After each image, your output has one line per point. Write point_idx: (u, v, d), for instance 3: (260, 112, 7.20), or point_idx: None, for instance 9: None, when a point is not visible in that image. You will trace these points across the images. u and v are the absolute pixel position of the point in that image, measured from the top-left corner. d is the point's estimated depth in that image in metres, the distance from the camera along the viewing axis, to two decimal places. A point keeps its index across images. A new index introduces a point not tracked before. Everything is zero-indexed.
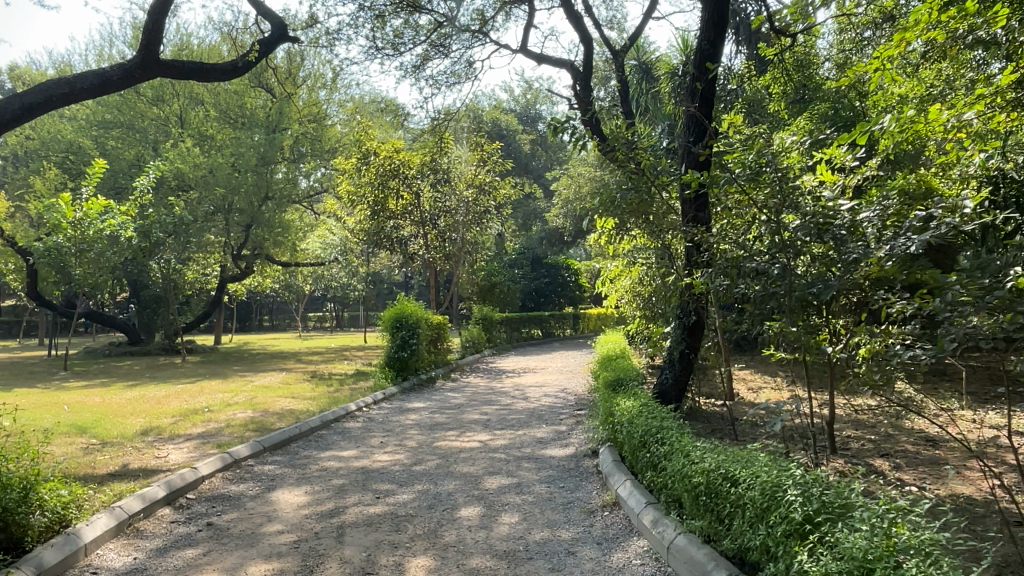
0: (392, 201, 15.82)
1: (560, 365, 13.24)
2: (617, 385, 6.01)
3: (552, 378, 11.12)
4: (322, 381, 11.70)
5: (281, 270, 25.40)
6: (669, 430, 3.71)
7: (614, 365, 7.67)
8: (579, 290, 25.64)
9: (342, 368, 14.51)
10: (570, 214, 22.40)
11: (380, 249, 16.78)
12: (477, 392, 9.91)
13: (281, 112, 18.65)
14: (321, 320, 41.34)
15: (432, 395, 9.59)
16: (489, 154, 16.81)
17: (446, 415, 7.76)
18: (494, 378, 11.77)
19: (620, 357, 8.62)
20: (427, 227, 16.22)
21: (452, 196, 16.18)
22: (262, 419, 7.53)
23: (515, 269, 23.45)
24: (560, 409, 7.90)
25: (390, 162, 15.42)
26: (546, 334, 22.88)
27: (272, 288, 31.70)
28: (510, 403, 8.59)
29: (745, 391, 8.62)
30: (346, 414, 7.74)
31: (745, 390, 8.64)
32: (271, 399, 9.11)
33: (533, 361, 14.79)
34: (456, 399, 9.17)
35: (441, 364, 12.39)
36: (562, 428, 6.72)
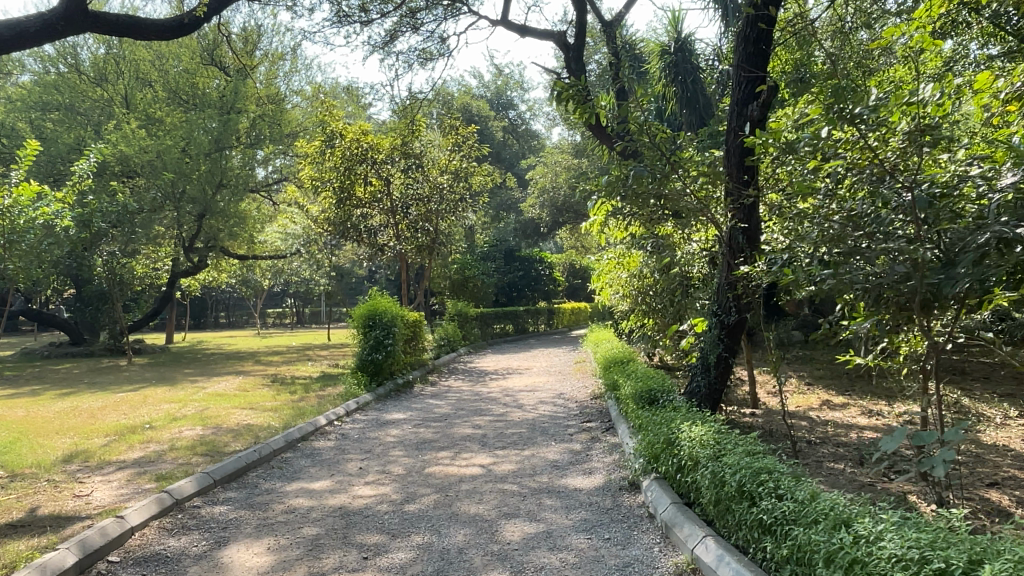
0: (359, 187, 14.50)
1: (547, 366, 12.20)
2: (650, 399, 4.99)
3: (543, 382, 10.08)
4: (286, 387, 10.49)
5: (237, 264, 23.92)
6: (785, 477, 2.66)
7: (625, 368, 6.66)
8: (553, 284, 24.68)
9: (306, 370, 13.27)
10: (546, 206, 21.37)
11: (345, 241, 15.52)
12: (462, 398, 8.83)
13: (236, 92, 17.24)
14: (281, 316, 39.78)
15: (412, 403, 8.48)
16: (465, 138, 15.67)
17: (433, 430, 6.67)
18: (477, 381, 10.71)
19: (627, 357, 7.61)
20: (398, 217, 14.99)
21: (424, 183, 14.98)
22: (214, 439, 6.32)
23: (488, 263, 22.35)
24: (565, 420, 6.85)
25: (357, 145, 14.15)
26: (520, 331, 21.85)
27: (229, 284, 30.09)
28: (504, 412, 7.52)
29: (766, 396, 7.68)
30: (315, 431, 6.59)
31: (767, 395, 7.71)
32: (226, 411, 7.88)
33: (514, 361, 13.76)
34: (440, 408, 8.06)
35: (417, 367, 11.27)
36: (576, 446, 5.68)
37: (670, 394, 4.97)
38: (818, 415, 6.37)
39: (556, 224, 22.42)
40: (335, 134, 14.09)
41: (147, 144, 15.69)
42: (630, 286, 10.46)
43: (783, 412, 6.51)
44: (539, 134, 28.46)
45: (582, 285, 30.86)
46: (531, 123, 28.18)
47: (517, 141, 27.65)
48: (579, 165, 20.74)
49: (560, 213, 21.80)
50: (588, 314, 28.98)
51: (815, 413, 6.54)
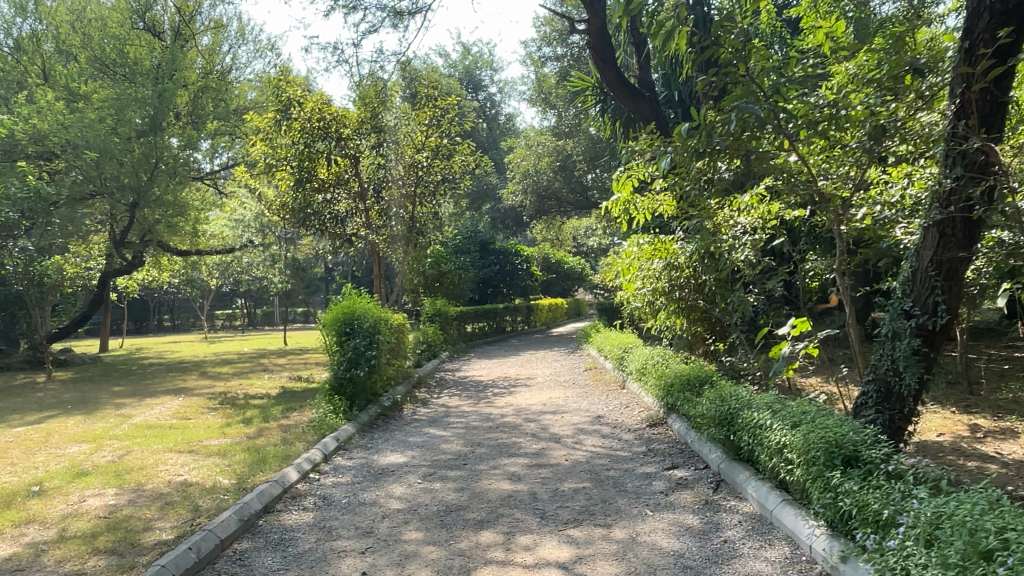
0: (322, 167, 12.40)
1: (555, 375, 10.26)
2: (849, 457, 3.06)
3: (565, 398, 8.10)
4: (238, 412, 8.33)
5: (180, 260, 21.44)
6: None
7: (725, 390, 4.75)
8: (531, 279, 22.86)
9: (263, 386, 11.09)
10: (527, 193, 19.40)
11: (304, 233, 13.34)
12: (472, 424, 6.85)
13: (174, 60, 14.81)
14: (232, 318, 37.15)
15: (409, 435, 6.45)
16: (445, 110, 13.31)
17: (456, 486, 4.65)
18: (478, 396, 8.73)
19: (703, 373, 5.74)
20: (367, 202, 12.85)
21: (399, 162, 12.90)
22: (131, 518, 4.17)
23: (462, 256, 20.38)
24: (637, 465, 4.89)
25: (318, 118, 12.04)
26: (499, 330, 19.96)
27: (172, 282, 27.40)
28: (541, 450, 5.55)
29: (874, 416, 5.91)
30: (281, 496, 4.51)
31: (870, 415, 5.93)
32: (156, 459, 5.72)
33: (512, 367, 11.85)
34: (449, 443, 6.03)
35: (402, 381, 9.23)
36: (689, 517, 3.75)
37: (881, 449, 3.06)
38: (999, 452, 4.57)
39: (538, 213, 20.51)
40: (292, 101, 11.82)
41: (66, 119, 13.18)
42: (661, 278, 8.66)
43: (943, 448, 4.70)
44: (510, 118, 26.59)
45: (557, 279, 29.12)
46: (501, 107, 26.29)
47: (488, 125, 25.71)
48: (564, 147, 18.92)
49: (543, 201, 19.93)
50: (564, 311, 27.33)
51: (984, 447, 4.74)
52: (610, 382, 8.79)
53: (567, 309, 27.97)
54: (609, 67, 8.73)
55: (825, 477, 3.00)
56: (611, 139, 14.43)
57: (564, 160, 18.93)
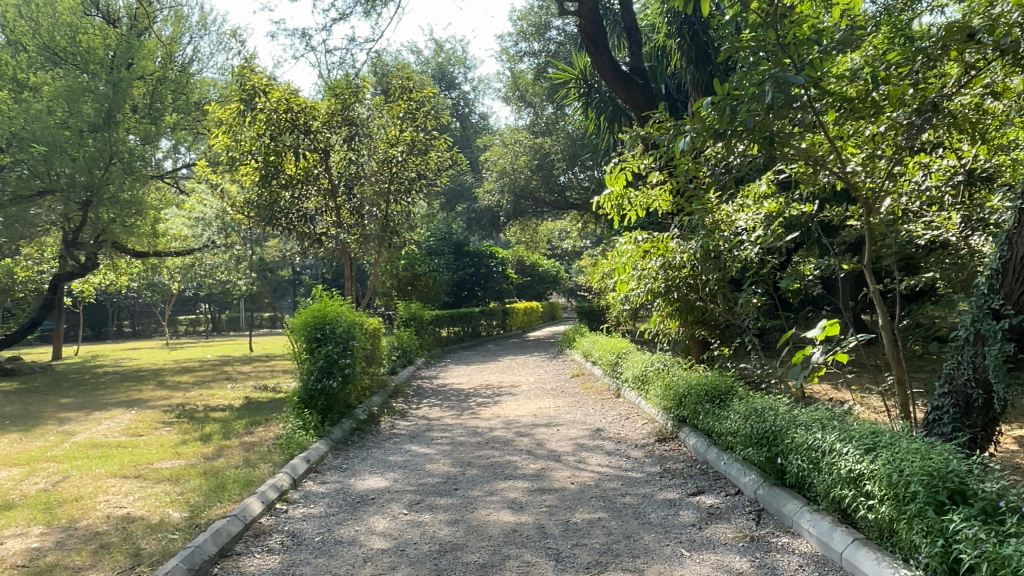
0: (289, 162, 11.63)
1: (541, 383, 9.60)
2: (951, 488, 2.47)
3: (557, 408, 7.45)
4: (196, 427, 7.53)
5: (138, 263, 20.43)
6: None
7: (758, 402, 4.16)
8: (506, 282, 22.25)
9: (225, 396, 10.26)
10: (503, 192, 18.77)
11: (271, 232, 12.53)
12: (458, 440, 6.18)
13: (131, 48, 13.92)
14: (195, 323, 35.93)
15: (390, 453, 5.76)
16: (420, 102, 12.66)
17: (449, 519, 3.97)
18: (461, 406, 8.06)
19: (721, 379, 5.15)
20: (338, 199, 11.99)
21: (371, 157, 11.96)
22: (55, 567, 3.42)
23: (436, 258, 19.71)
24: (656, 489, 4.26)
25: (285, 109, 11.29)
26: (476, 335, 19.29)
27: (131, 286, 26.23)
28: (542, 470, 4.90)
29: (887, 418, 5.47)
30: (241, 535, 3.78)
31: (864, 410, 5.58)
32: (96, 487, 4.94)
33: (494, 374, 11.19)
34: (435, 463, 5.35)
35: (377, 391, 8.52)
36: (736, 560, 3.12)
37: (993, 481, 2.47)
38: None
39: (515, 214, 19.88)
40: (258, 91, 11.10)
41: (10, 109, 12.20)
42: (656, 280, 8.06)
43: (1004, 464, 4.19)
44: (484, 117, 25.99)
45: (532, 282, 28.57)
46: (475, 105, 25.67)
47: (461, 125, 25.07)
48: (543, 146, 18.36)
49: (519, 201, 19.30)
50: (539, 314, 26.76)
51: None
52: (603, 391, 8.16)
53: (542, 312, 27.42)
54: (601, 52, 8.25)
55: (929, 517, 2.38)
56: (594, 135, 13.88)
57: (543, 158, 18.34)
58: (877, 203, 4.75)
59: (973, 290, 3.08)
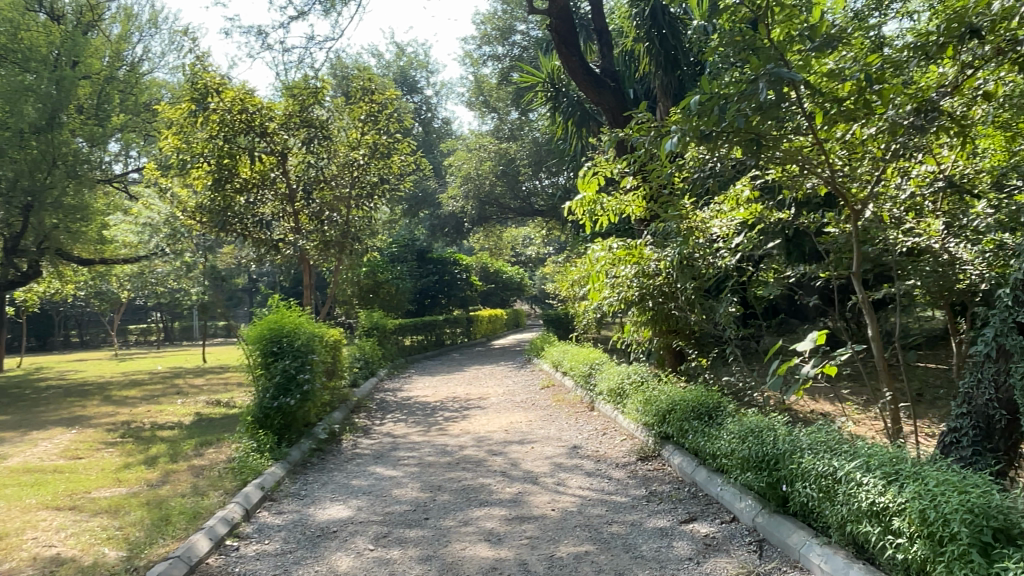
0: (244, 166, 11.11)
1: (510, 395, 9.25)
2: (995, 524, 2.21)
3: (529, 423, 7.11)
4: (141, 448, 6.98)
5: (84, 271, 19.51)
6: None
7: (753, 421, 3.88)
8: (470, 289, 21.87)
9: (175, 413, 9.67)
10: (468, 198, 18.41)
11: (225, 239, 11.95)
12: (426, 460, 5.79)
13: (76, 43, 13.00)
14: (147, 333, 34.68)
15: (353, 477, 5.35)
16: (382, 105, 12.09)
17: (421, 555, 3.59)
18: (427, 422, 7.67)
19: (705, 394, 4.87)
20: (296, 204, 11.50)
21: (331, 161, 11.67)
22: None
23: (399, 265, 19.25)
24: (644, 516, 3.94)
25: (240, 109, 10.78)
26: (440, 343, 18.88)
27: (77, 294, 25.11)
28: (519, 495, 4.55)
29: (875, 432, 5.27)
30: None
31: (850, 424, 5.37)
32: (23, 521, 4.44)
33: (460, 385, 10.81)
34: (403, 487, 4.96)
35: (338, 406, 8.07)
36: None
37: None
38: None
39: (479, 220, 19.52)
40: (210, 91, 10.57)
41: None
42: (629, 288, 7.79)
43: None
44: (446, 122, 25.60)
45: (495, 289, 28.23)
46: (437, 110, 25.26)
47: (424, 130, 24.64)
48: (507, 151, 18.07)
49: (484, 208, 18.95)
50: (503, 322, 26.44)
51: None
52: (575, 404, 7.84)
53: (506, 319, 27.12)
54: (572, 53, 8.03)
55: (976, 563, 2.11)
56: (561, 140, 13.63)
57: (508, 164, 18.05)
58: (868, 207, 4.54)
59: (996, 301, 2.87)
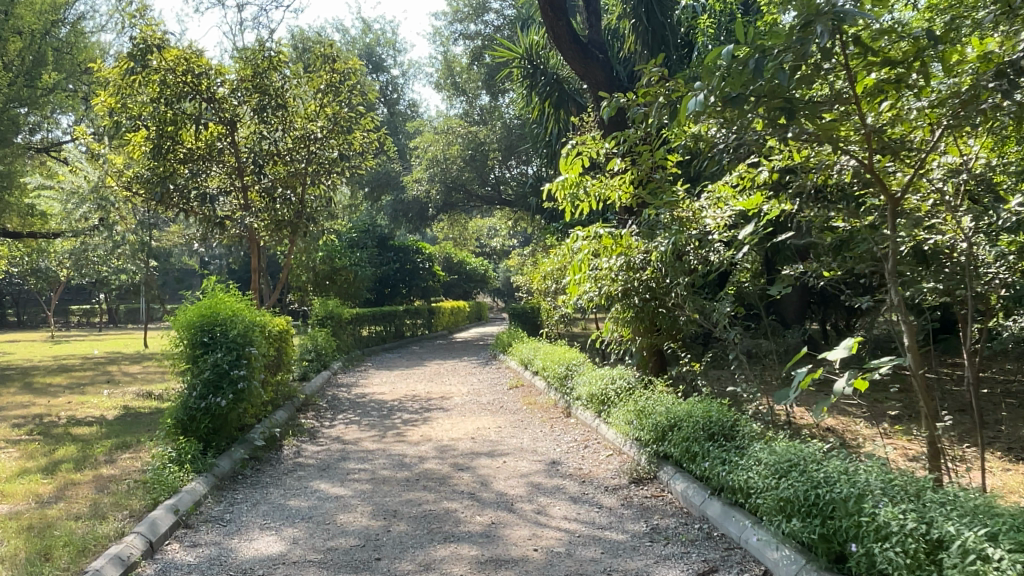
0: (188, 134, 10.03)
1: (477, 396, 8.41)
2: None
3: (499, 431, 6.28)
4: (45, 450, 5.95)
5: (15, 246, 18.04)
6: None
7: (786, 450, 3.12)
8: (433, 279, 20.96)
9: (100, 406, 8.61)
10: (432, 182, 17.48)
11: (167, 215, 10.84)
12: (378, 475, 4.93)
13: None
14: (89, 314, 33.02)
15: (291, 496, 4.47)
16: (344, 75, 10.97)
17: None
18: (383, 425, 6.81)
19: (713, 410, 4.10)
20: (246, 180, 10.46)
21: (286, 134, 10.50)
22: None
23: (358, 251, 18.26)
24: (649, 564, 3.16)
25: (184, 70, 9.72)
26: (399, 335, 17.96)
27: (12, 270, 23.43)
28: (492, 527, 3.72)
29: (904, 463, 4.60)
30: None
31: (876, 450, 4.71)
32: None
33: (420, 383, 9.95)
34: (351, 512, 4.10)
35: (283, 405, 7.14)
36: None
37: None
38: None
39: (445, 207, 18.62)
40: (150, 47, 9.52)
41: None
42: (613, 283, 7.05)
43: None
44: (413, 105, 24.57)
45: (458, 280, 27.37)
46: (403, 92, 24.22)
47: (389, 111, 23.54)
48: (477, 135, 17.19)
49: (451, 193, 18.04)
50: (466, 315, 25.62)
51: None
52: (549, 410, 7.03)
53: (469, 312, 26.32)
54: (559, 18, 7.23)
55: None
56: (537, 123, 12.79)
57: (477, 149, 17.17)
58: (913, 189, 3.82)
59: None
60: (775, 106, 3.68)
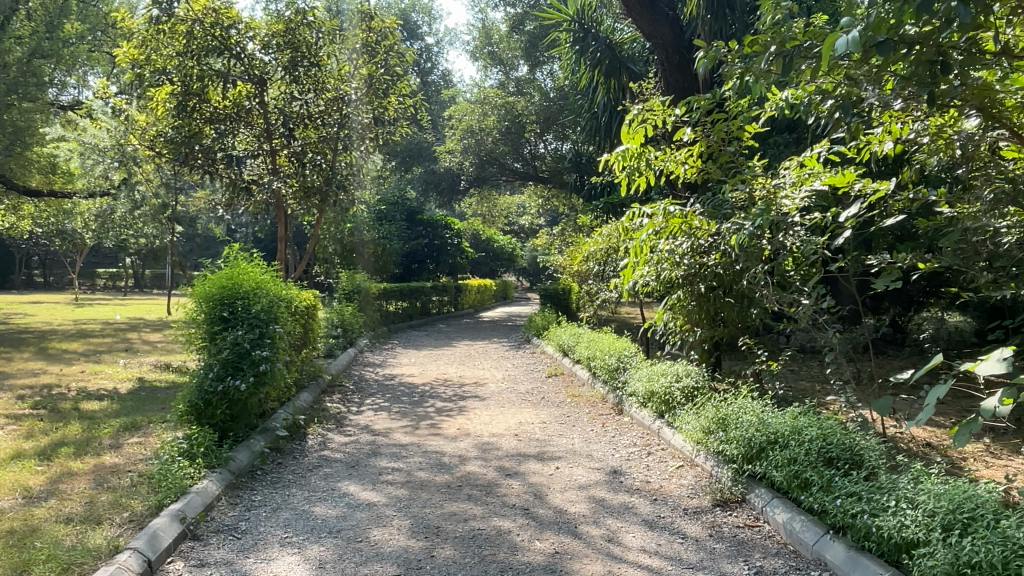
0: (214, 92, 9.40)
1: (513, 384, 7.78)
2: None
3: (545, 428, 5.63)
4: (47, 428, 5.42)
5: (41, 207, 17.73)
6: None
7: (955, 496, 2.43)
8: (462, 256, 20.35)
9: (115, 376, 8.13)
10: (466, 154, 16.81)
11: (191, 178, 10.27)
12: (416, 477, 4.32)
13: None
14: (115, 278, 33.10)
15: (316, 501, 3.86)
16: (381, 35, 10.23)
17: None
18: (417, 414, 6.21)
19: (825, 428, 3.41)
20: (274, 144, 9.81)
21: (318, 96, 9.71)
22: None
23: (386, 224, 17.68)
24: None
25: (214, 24, 9.06)
26: (427, 313, 17.43)
27: (37, 229, 23.17)
28: (558, 561, 3.07)
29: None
30: None
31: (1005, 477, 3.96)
32: None
33: (451, 365, 9.36)
34: (386, 527, 3.47)
35: (307, 387, 6.57)
36: None
37: None
38: None
39: (477, 180, 17.91)
40: None
41: None
42: (674, 267, 6.35)
43: None
44: (446, 75, 23.78)
45: (485, 258, 26.79)
46: (437, 61, 23.44)
47: (422, 80, 22.79)
48: (515, 106, 16.37)
49: (484, 167, 17.31)
50: (492, 293, 25.07)
51: None
52: (597, 405, 6.36)
53: (495, 291, 25.74)
54: None
55: None
56: (584, 91, 11.99)
57: (514, 120, 16.36)
58: None
59: None
60: (925, 60, 3.08)
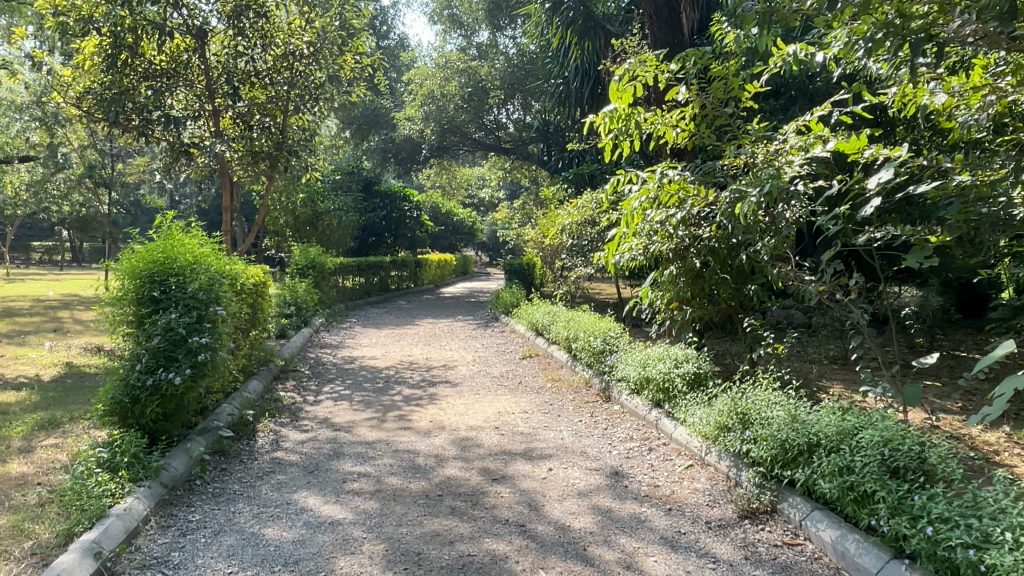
0: (149, 45, 8.41)
1: (485, 367, 7.17)
2: None
3: (528, 420, 5.05)
4: None
5: None
6: None
7: None
8: (421, 229, 19.57)
9: (40, 361, 7.26)
10: (427, 122, 15.76)
11: (126, 141, 9.27)
12: (387, 483, 3.70)
13: None
14: (52, 251, 31.32)
15: (270, 519, 3.21)
16: None
17: None
18: (383, 404, 5.57)
19: (878, 430, 2.88)
20: (217, 104, 8.88)
21: (266, 52, 8.87)
22: None
23: (342, 195, 16.79)
24: None
25: None
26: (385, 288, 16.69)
27: None
28: None
29: None
30: None
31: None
32: None
33: (415, 346, 8.70)
34: (355, 555, 2.84)
35: (257, 375, 5.84)
36: None
37: None
38: None
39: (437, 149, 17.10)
40: None
41: None
42: (664, 240, 5.77)
43: None
44: (403, 39, 22.68)
45: (444, 232, 26.02)
46: (393, 24, 22.31)
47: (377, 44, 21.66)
48: (478, 71, 15.56)
49: (444, 136, 16.50)
50: (452, 268, 24.40)
51: None
52: (581, 391, 5.81)
53: (455, 266, 25.04)
54: None
55: None
56: (554, 54, 11.27)
57: (477, 87, 15.58)
58: None
59: None
60: None
